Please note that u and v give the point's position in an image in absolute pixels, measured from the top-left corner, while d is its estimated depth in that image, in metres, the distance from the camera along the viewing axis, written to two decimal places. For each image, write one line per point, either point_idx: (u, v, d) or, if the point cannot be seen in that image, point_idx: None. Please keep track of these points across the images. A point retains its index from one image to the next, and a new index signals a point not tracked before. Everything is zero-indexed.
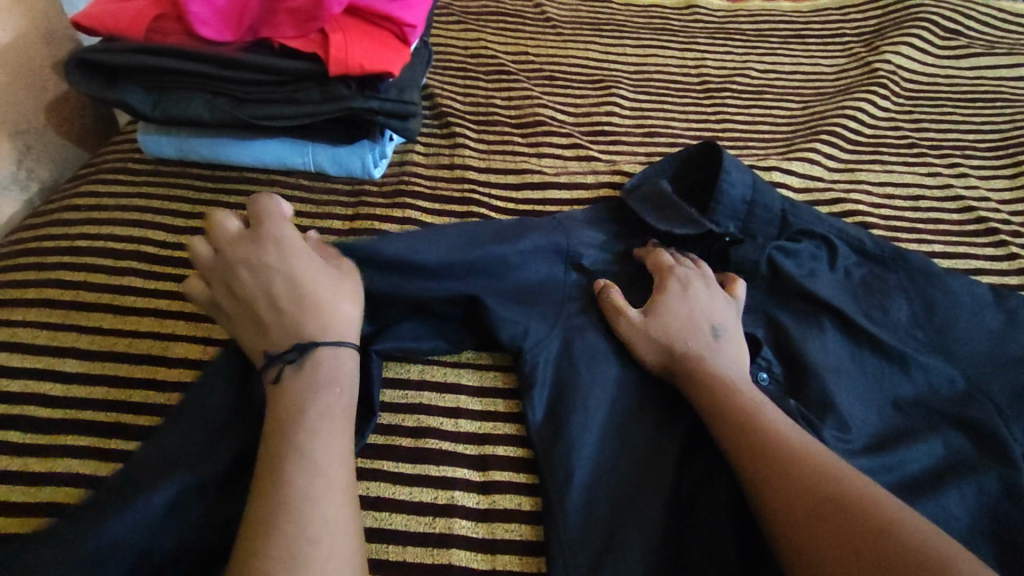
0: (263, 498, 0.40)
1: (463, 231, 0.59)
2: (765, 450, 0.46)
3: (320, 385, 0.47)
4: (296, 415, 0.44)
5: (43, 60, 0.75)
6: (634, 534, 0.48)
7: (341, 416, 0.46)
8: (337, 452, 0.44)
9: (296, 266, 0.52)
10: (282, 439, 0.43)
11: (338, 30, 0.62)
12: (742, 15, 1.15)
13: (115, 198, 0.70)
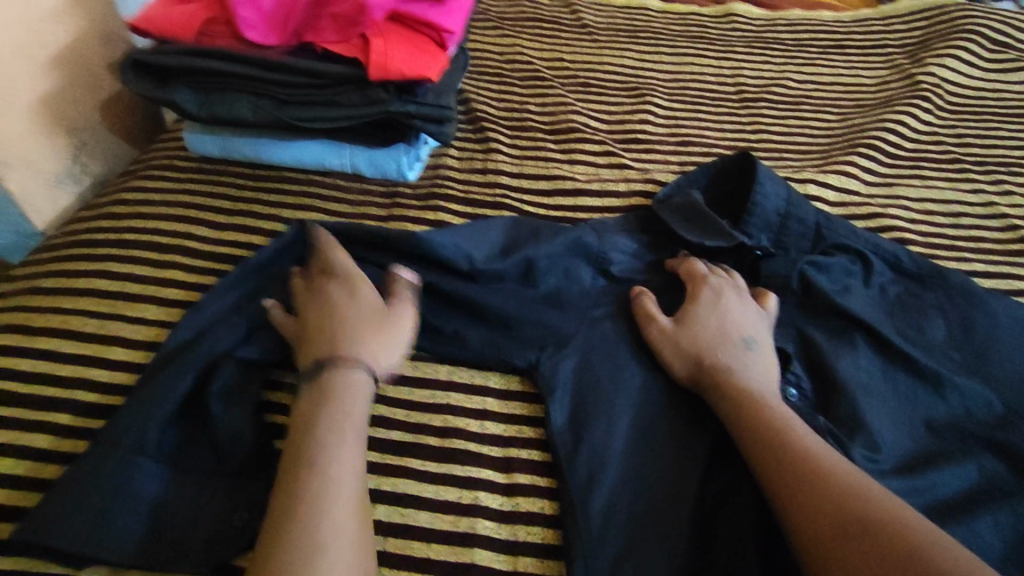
0: (278, 510, 0.42)
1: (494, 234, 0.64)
2: (793, 465, 0.46)
3: (334, 400, 0.49)
4: (313, 429, 0.47)
5: (101, 60, 0.79)
6: (655, 539, 0.48)
7: (355, 430, 0.48)
8: (350, 464, 0.46)
9: (354, 299, 0.56)
10: (298, 453, 0.46)
11: (378, 35, 0.63)
12: (781, 24, 1.14)
13: (161, 193, 0.73)
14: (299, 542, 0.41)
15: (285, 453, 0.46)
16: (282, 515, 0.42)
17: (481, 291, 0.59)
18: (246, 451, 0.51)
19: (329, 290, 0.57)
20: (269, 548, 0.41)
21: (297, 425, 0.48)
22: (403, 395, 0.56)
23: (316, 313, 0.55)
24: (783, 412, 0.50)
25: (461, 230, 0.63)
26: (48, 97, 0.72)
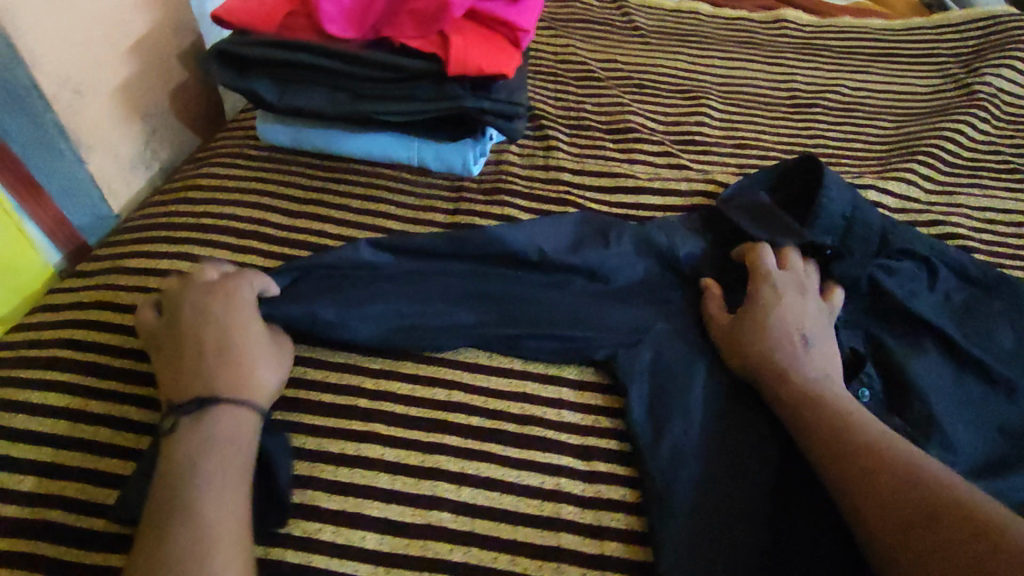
0: (147, 553, 0.40)
1: (557, 229, 0.64)
2: (855, 458, 0.47)
3: (211, 439, 0.46)
4: (183, 471, 0.44)
5: (173, 50, 0.81)
6: (737, 531, 0.49)
7: (235, 467, 0.45)
8: (224, 506, 0.43)
9: (234, 324, 0.52)
10: (167, 493, 0.43)
11: (456, 32, 0.65)
12: (831, 31, 1.12)
13: (234, 180, 0.75)
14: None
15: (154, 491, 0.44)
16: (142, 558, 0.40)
17: (553, 296, 0.61)
18: (331, 431, 0.53)
19: (208, 309, 0.52)
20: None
21: (167, 462, 0.45)
22: (481, 382, 0.57)
23: (196, 338, 0.51)
24: (849, 401, 0.52)
25: (536, 224, 0.64)
26: (126, 85, 0.74)
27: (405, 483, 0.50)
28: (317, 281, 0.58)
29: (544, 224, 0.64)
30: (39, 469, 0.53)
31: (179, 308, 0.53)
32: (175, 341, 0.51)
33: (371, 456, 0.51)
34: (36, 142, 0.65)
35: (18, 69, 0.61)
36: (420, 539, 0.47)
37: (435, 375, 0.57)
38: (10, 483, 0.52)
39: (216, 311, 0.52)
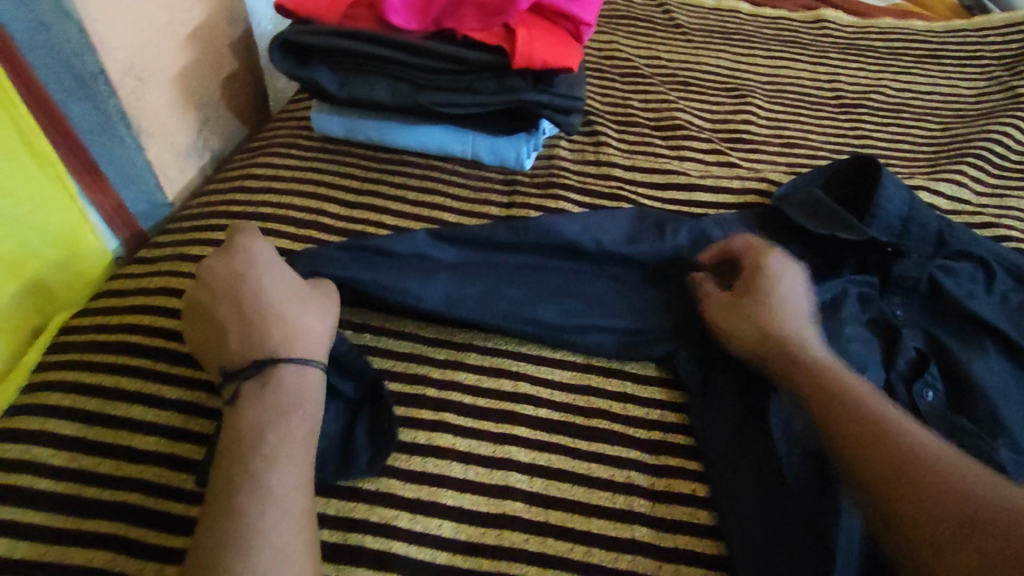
0: (214, 520, 0.41)
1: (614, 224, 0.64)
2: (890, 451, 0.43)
3: (277, 409, 0.47)
4: (250, 441, 0.45)
5: (226, 40, 0.82)
6: (795, 523, 0.48)
7: (301, 441, 0.46)
8: (290, 478, 0.44)
9: (261, 282, 0.52)
10: (236, 462, 0.44)
11: (521, 25, 0.65)
12: (873, 32, 1.11)
13: (291, 170, 0.75)
14: (223, 558, 0.39)
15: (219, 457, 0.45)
16: (208, 525, 0.41)
17: (609, 295, 0.61)
18: (401, 419, 0.53)
19: (231, 275, 0.52)
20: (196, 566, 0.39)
21: (234, 430, 0.46)
22: (547, 374, 0.57)
23: (229, 306, 0.51)
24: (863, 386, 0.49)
25: (593, 216, 0.64)
26: (184, 72, 0.75)
27: (478, 472, 0.51)
28: (372, 265, 0.57)
29: (596, 218, 0.64)
30: (119, 452, 0.53)
31: (203, 280, 0.53)
32: (210, 314, 0.52)
33: (443, 446, 0.52)
34: (100, 129, 0.66)
35: (87, 56, 0.61)
36: (495, 528, 0.48)
37: (501, 366, 0.57)
38: (90, 465, 0.52)
39: (240, 271, 0.53)
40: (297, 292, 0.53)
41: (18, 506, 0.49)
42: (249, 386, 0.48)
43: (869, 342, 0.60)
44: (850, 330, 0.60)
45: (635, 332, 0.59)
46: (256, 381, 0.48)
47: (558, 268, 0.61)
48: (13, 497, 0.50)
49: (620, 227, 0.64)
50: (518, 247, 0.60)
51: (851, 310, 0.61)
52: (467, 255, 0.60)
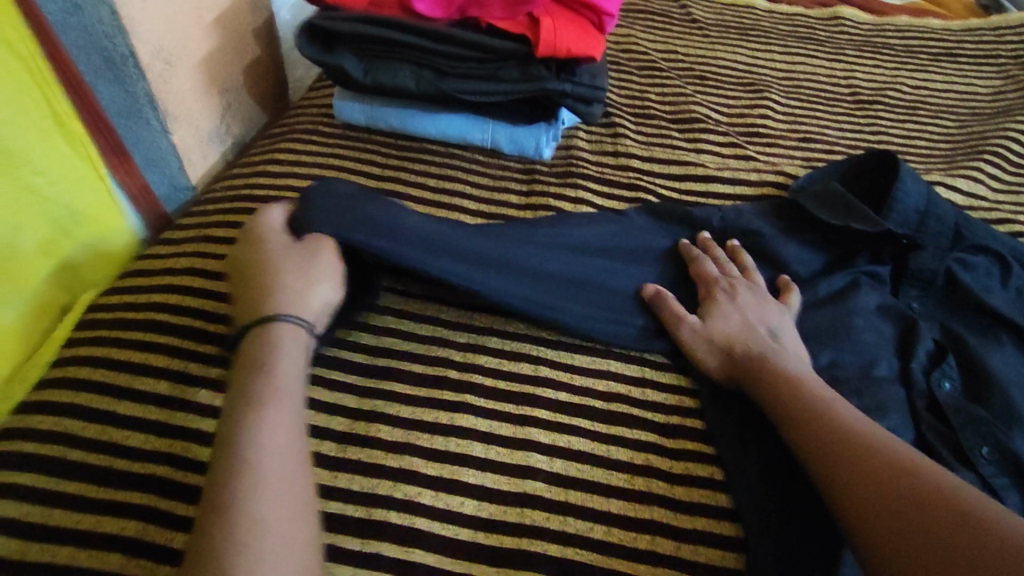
0: (210, 494, 0.40)
1: (622, 224, 0.67)
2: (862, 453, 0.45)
3: (267, 379, 0.46)
4: (242, 414, 0.44)
5: (249, 27, 0.82)
6: (802, 513, 0.48)
7: (293, 412, 0.45)
8: (285, 450, 0.43)
9: (263, 257, 0.53)
10: (229, 435, 0.43)
11: (546, 14, 0.66)
12: (889, 30, 1.12)
13: (310, 155, 0.76)
14: (224, 523, 0.38)
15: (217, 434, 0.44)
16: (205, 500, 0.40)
17: (626, 282, 0.62)
18: (422, 398, 0.54)
19: (243, 256, 0.55)
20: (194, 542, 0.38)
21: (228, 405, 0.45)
22: (567, 359, 0.58)
23: (241, 275, 0.54)
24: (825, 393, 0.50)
25: (598, 217, 0.66)
26: (210, 57, 0.76)
27: (499, 452, 0.51)
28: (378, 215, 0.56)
29: (605, 218, 0.66)
30: (148, 427, 0.51)
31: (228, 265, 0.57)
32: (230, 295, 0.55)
33: (465, 426, 0.52)
34: (127, 110, 0.66)
35: (118, 38, 0.62)
36: (517, 506, 0.48)
37: (519, 351, 0.58)
38: (120, 438, 0.51)
39: (249, 250, 0.55)
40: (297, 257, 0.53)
41: (45, 476, 0.49)
42: (240, 361, 0.48)
43: (883, 334, 0.60)
44: (860, 321, 0.60)
45: (653, 318, 0.60)
46: (249, 354, 0.48)
47: (562, 252, 0.61)
48: (38, 468, 0.49)
49: (630, 225, 0.67)
50: (530, 236, 0.62)
51: (866, 301, 0.62)
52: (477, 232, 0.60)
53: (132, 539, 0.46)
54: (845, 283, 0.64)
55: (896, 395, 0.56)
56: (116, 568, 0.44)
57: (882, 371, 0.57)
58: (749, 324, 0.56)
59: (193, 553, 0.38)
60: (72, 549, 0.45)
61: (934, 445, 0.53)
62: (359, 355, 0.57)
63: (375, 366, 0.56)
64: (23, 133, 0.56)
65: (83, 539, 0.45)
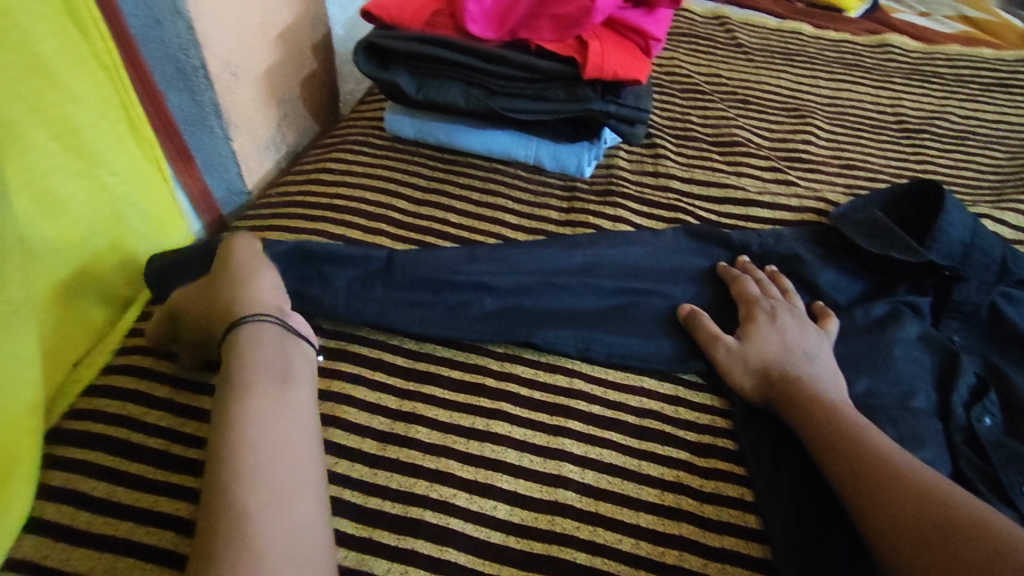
0: (220, 480, 0.41)
1: (654, 245, 0.68)
2: (886, 487, 0.45)
3: (280, 380, 0.47)
4: (258, 410, 0.45)
5: (306, 41, 0.86)
6: (825, 540, 0.48)
7: (305, 414, 0.47)
8: (303, 453, 0.44)
9: (202, 287, 0.54)
10: (244, 430, 0.43)
11: (595, 38, 0.68)
12: (938, 59, 1.10)
13: (360, 165, 0.79)
14: (229, 506, 0.39)
15: (217, 420, 0.44)
16: (221, 492, 0.40)
17: (659, 301, 0.63)
18: (458, 404, 0.55)
19: (181, 305, 0.54)
20: (210, 534, 0.38)
21: (235, 397, 0.45)
22: (602, 373, 0.59)
23: (191, 314, 0.53)
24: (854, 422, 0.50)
25: (628, 236, 0.68)
26: (271, 69, 0.80)
27: (532, 461, 0.52)
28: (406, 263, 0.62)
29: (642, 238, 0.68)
30: (202, 416, 0.54)
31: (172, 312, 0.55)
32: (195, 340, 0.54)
33: (500, 433, 0.54)
34: (194, 118, 0.70)
35: (192, 50, 0.66)
36: (548, 514, 0.49)
37: (555, 363, 0.59)
38: (176, 424, 0.54)
39: (186, 293, 0.55)
40: (247, 264, 0.54)
41: (107, 455, 0.51)
42: (234, 354, 0.48)
43: (921, 364, 0.60)
44: (899, 350, 0.60)
45: (688, 338, 0.60)
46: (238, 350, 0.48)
47: (598, 276, 0.63)
48: (98, 447, 0.52)
49: (662, 245, 0.68)
50: (565, 255, 0.64)
51: (907, 330, 0.61)
52: (509, 258, 0.64)
53: (185, 520, 0.48)
54: (886, 312, 0.63)
55: (933, 427, 0.55)
56: (170, 546, 0.46)
57: (920, 403, 0.57)
58: (788, 346, 0.57)
59: (204, 536, 0.38)
60: (123, 526, 0.47)
61: (972, 480, 0.52)
62: (403, 358, 0.59)
63: (416, 370, 0.58)
64: (102, 135, 0.60)
65: (140, 516, 0.48)
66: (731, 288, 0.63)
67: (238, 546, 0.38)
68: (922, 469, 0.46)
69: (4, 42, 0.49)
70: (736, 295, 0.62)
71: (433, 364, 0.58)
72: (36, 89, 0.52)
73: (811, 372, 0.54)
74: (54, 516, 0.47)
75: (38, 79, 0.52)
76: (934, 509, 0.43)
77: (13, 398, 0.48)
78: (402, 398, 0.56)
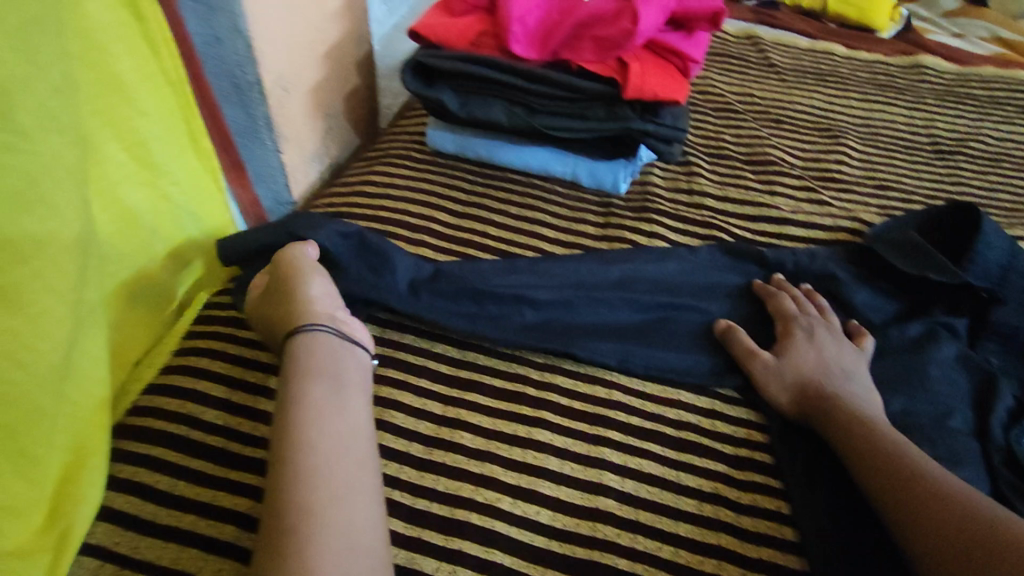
0: (287, 478, 0.43)
1: (689, 262, 0.69)
2: (924, 504, 0.46)
3: (338, 384, 0.50)
4: (319, 412, 0.47)
5: (351, 59, 0.90)
6: (862, 555, 0.49)
7: (360, 416, 0.49)
8: (359, 454, 0.47)
9: (266, 300, 0.58)
10: (305, 430, 0.46)
11: (635, 59, 0.71)
12: (973, 80, 1.10)
13: (402, 178, 0.81)
14: (295, 502, 0.42)
15: (281, 422, 0.47)
16: (285, 489, 0.43)
17: (695, 316, 0.64)
18: (500, 412, 0.57)
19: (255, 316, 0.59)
20: (274, 527, 0.41)
21: (296, 398, 0.48)
22: (639, 386, 0.60)
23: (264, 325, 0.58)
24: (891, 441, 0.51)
25: (664, 254, 0.70)
26: (317, 85, 0.83)
27: (573, 468, 0.54)
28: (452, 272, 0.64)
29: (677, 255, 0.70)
30: (256, 416, 0.57)
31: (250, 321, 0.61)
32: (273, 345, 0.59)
33: (541, 440, 0.55)
34: (247, 132, 0.73)
35: (249, 67, 0.68)
36: (589, 520, 0.51)
37: (594, 374, 0.61)
38: (233, 423, 0.56)
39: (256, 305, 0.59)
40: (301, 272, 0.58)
41: (171, 451, 0.54)
42: (298, 359, 0.51)
43: (958, 385, 0.60)
44: (935, 370, 0.60)
45: (724, 354, 0.62)
46: (302, 358, 0.51)
47: (636, 291, 0.65)
48: (162, 443, 0.55)
49: (698, 262, 0.69)
50: (603, 271, 0.66)
51: (944, 351, 0.62)
52: (548, 273, 0.66)
53: (244, 514, 0.51)
54: (921, 332, 0.64)
55: (970, 447, 0.56)
56: (231, 539, 0.49)
57: (957, 424, 0.57)
58: (825, 362, 0.58)
59: (271, 530, 0.41)
60: (189, 518, 0.50)
61: (1012, 501, 0.52)
62: (447, 366, 0.61)
63: (459, 378, 0.60)
64: (167, 148, 0.62)
65: (202, 510, 0.51)
66: (768, 305, 0.65)
67: (304, 539, 0.40)
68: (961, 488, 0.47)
69: (86, 61, 0.53)
70: (773, 312, 0.64)
71: (476, 372, 0.60)
72: (110, 104, 0.56)
73: (847, 390, 0.55)
74: (123, 506, 0.51)
75: (112, 94, 0.56)
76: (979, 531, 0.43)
77: (86, 394, 0.51)
78: (445, 404, 0.58)
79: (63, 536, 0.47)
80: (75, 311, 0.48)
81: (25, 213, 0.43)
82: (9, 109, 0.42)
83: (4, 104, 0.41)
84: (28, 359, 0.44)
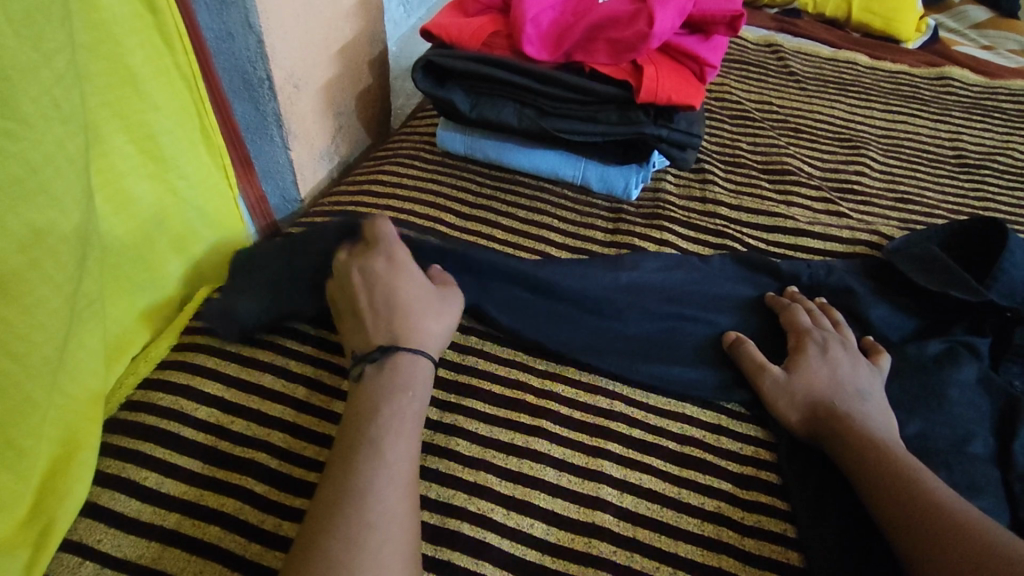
0: (334, 482, 0.44)
1: (706, 273, 0.67)
2: (927, 524, 0.44)
3: (391, 389, 0.50)
4: (374, 423, 0.47)
5: (364, 57, 0.86)
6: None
7: (409, 421, 0.49)
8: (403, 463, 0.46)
9: (395, 288, 0.56)
10: (360, 442, 0.46)
11: (650, 63, 0.69)
12: (1001, 93, 1.06)
13: (410, 178, 0.80)
14: (341, 509, 0.42)
15: (341, 431, 0.48)
16: (330, 498, 0.43)
17: (704, 327, 0.62)
18: (498, 419, 0.56)
19: (372, 276, 0.57)
20: (318, 525, 0.42)
21: (356, 411, 0.49)
22: (643, 397, 0.59)
23: (363, 294, 0.56)
24: (909, 460, 0.49)
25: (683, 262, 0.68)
26: (330, 82, 0.79)
27: (571, 481, 0.52)
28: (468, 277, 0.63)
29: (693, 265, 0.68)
30: (248, 414, 0.56)
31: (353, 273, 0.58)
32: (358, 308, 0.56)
33: (539, 450, 0.54)
34: (256, 126, 0.73)
35: (259, 63, 0.67)
36: (585, 536, 0.49)
37: (596, 384, 0.59)
38: (226, 422, 0.55)
39: (377, 274, 0.57)
40: (446, 302, 0.58)
41: (161, 447, 0.53)
42: (376, 369, 0.51)
43: (979, 409, 0.57)
44: (955, 393, 0.58)
45: (733, 367, 0.60)
46: (375, 371, 0.51)
47: (643, 300, 0.63)
48: (153, 438, 0.54)
49: (715, 273, 0.67)
50: (625, 277, 0.65)
51: (964, 372, 0.59)
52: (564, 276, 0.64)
53: (230, 515, 0.50)
54: (942, 351, 0.61)
55: (989, 475, 0.53)
56: (216, 540, 0.48)
57: (976, 449, 0.55)
58: (838, 380, 0.55)
59: (313, 531, 0.42)
60: (176, 516, 0.49)
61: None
62: (445, 370, 0.59)
63: (457, 383, 0.58)
64: (178, 141, 0.62)
65: (189, 509, 0.50)
66: (781, 317, 0.62)
67: (342, 544, 0.40)
68: (968, 508, 0.45)
69: (97, 52, 0.52)
70: (785, 324, 0.61)
71: (477, 379, 0.59)
72: (121, 96, 0.56)
73: (858, 408, 0.53)
74: (110, 502, 0.50)
75: (123, 86, 0.55)
76: (992, 560, 0.41)
77: (80, 387, 0.50)
78: (440, 409, 0.56)
79: (45, 532, 0.47)
80: (72, 303, 0.48)
81: (27, 203, 0.43)
82: (13, 98, 0.41)
83: (8, 92, 0.41)
84: (20, 348, 0.44)
